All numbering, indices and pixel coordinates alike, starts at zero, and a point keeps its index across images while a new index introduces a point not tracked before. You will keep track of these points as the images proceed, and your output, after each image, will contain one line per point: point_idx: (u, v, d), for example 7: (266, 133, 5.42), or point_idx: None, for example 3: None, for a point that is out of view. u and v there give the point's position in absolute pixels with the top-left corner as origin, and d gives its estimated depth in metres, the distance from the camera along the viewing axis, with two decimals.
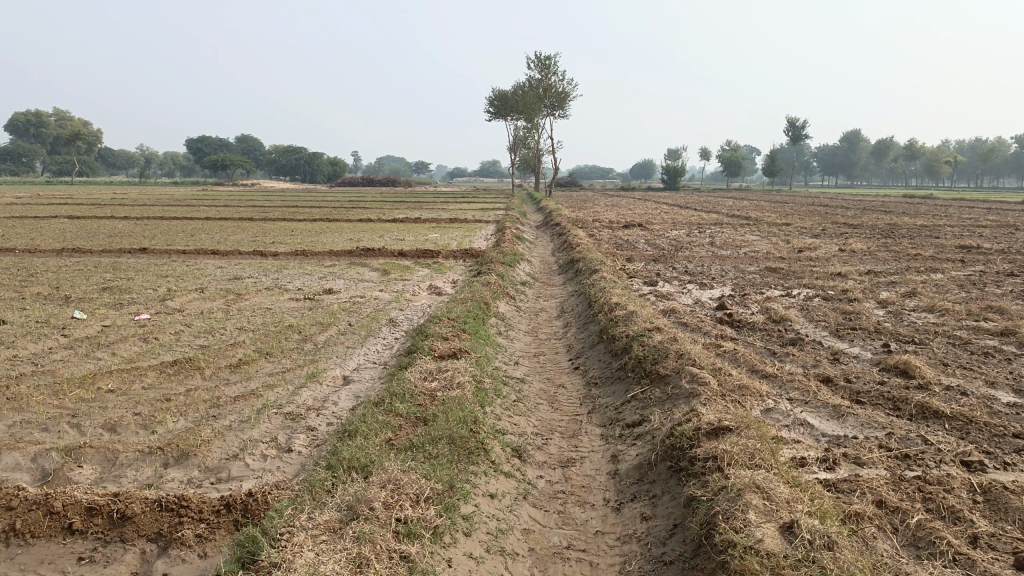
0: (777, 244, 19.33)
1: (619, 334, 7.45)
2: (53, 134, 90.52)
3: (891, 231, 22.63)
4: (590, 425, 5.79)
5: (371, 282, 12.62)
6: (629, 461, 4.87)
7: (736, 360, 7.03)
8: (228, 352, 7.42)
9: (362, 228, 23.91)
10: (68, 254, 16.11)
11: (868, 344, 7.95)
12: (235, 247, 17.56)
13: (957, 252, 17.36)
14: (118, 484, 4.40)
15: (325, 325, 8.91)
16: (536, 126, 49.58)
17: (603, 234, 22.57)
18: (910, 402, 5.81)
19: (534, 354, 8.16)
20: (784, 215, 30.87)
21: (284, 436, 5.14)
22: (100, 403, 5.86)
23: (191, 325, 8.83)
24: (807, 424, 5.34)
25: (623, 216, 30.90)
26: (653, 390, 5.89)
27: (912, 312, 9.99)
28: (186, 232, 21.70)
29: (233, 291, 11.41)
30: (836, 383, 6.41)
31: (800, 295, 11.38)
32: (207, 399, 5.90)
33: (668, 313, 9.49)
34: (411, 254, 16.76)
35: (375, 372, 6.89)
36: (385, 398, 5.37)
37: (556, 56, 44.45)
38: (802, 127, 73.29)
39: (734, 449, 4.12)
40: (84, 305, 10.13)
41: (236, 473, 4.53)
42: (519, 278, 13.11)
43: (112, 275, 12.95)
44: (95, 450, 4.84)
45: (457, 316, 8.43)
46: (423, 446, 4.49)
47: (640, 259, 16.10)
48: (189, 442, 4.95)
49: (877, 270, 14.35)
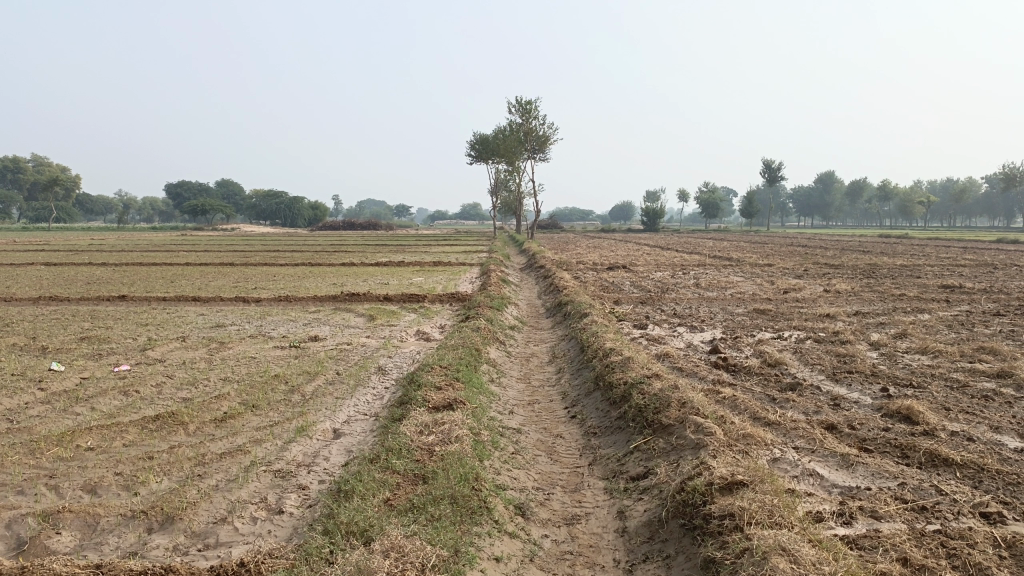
0: (762, 286, 19.38)
1: (617, 381, 7.28)
2: (31, 180, 90.17)
3: (872, 271, 22.78)
4: (593, 478, 5.60)
5: (358, 329, 12.41)
6: (636, 517, 4.67)
7: (738, 407, 6.87)
8: (213, 405, 7.15)
9: (345, 273, 23.71)
10: (45, 303, 15.78)
11: (867, 388, 7.85)
12: (217, 294, 17.28)
13: (940, 291, 17.47)
14: (98, 553, 4.14)
15: (312, 375, 8.67)
16: (518, 170, 49.98)
17: (588, 276, 22.57)
18: (919, 449, 5.68)
19: (528, 402, 7.96)
20: (766, 255, 31.09)
21: (274, 496, 4.90)
22: (80, 462, 5.58)
23: (173, 376, 8.56)
24: (816, 474, 5.19)
25: (606, 258, 30.97)
26: (657, 441, 5.71)
27: (905, 354, 9.93)
28: (166, 278, 21.40)
29: (216, 340, 11.13)
30: (841, 431, 6.27)
31: (792, 337, 11.30)
32: (192, 457, 5.64)
33: (663, 358, 9.35)
34: (397, 298, 16.57)
35: (366, 424, 6.66)
36: (380, 454, 5.14)
37: (536, 101, 45.04)
38: (778, 169, 74.57)
39: (751, 506, 3.95)
40: (61, 356, 9.81)
41: (225, 538, 4.29)
42: (507, 322, 12.95)
43: (91, 325, 12.64)
44: (75, 514, 4.56)
45: (449, 363, 8.24)
46: (425, 506, 4.27)
47: (627, 302, 16.04)
48: (174, 505, 4.69)
49: (865, 311, 14.34)
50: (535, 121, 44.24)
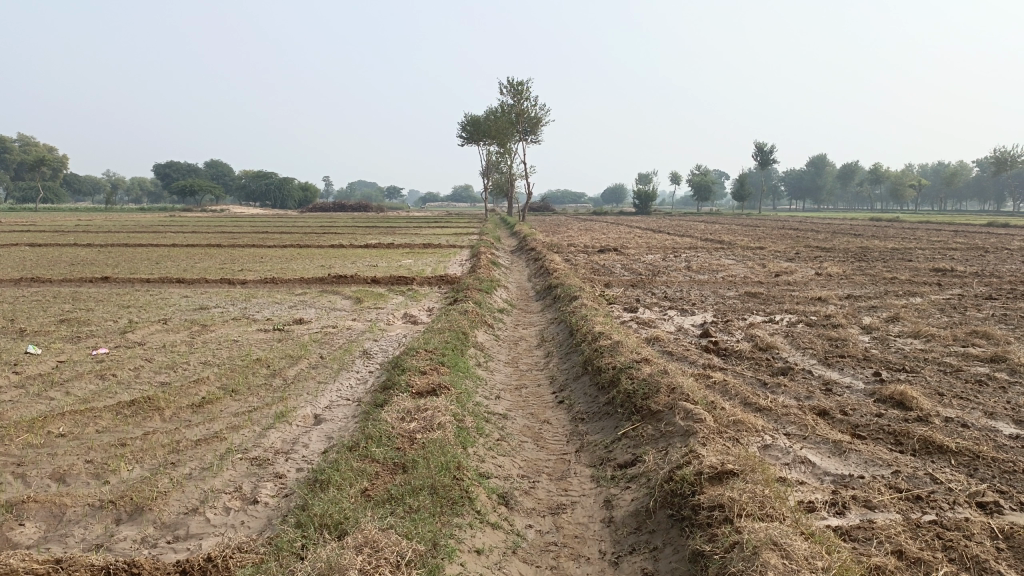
0: (754, 268, 19.25)
1: (605, 366, 7.13)
2: (17, 160, 89.10)
3: (864, 254, 22.68)
4: (579, 465, 5.45)
5: (344, 311, 12.22)
6: (623, 507, 4.53)
7: (728, 392, 6.73)
8: (191, 390, 6.97)
9: (334, 255, 23.46)
10: (27, 284, 15.51)
11: (859, 373, 7.73)
12: (202, 276, 17.00)
13: (932, 275, 17.36)
14: (62, 545, 3.96)
15: (295, 358, 8.48)
16: (509, 151, 49.56)
17: (578, 258, 22.37)
18: (913, 436, 5.55)
19: (516, 387, 7.80)
20: (758, 238, 30.96)
21: (249, 486, 4.74)
22: (50, 449, 5.40)
23: (152, 360, 8.35)
24: (808, 461, 5.07)
25: (597, 241, 30.72)
26: (645, 427, 5.56)
27: (897, 338, 9.81)
28: (152, 259, 21.08)
29: (199, 323, 10.91)
30: (833, 416, 6.14)
31: (783, 321, 11.17)
32: (167, 444, 5.46)
33: (652, 342, 9.21)
34: (385, 281, 16.35)
35: (348, 410, 6.49)
36: (360, 442, 4.97)
37: (528, 81, 44.53)
38: (770, 152, 74.28)
39: (741, 497, 3.80)
40: (39, 339, 9.58)
41: (195, 530, 4.13)
42: (496, 306, 12.77)
43: (72, 307, 12.39)
44: (40, 504, 4.38)
45: (435, 347, 8.06)
46: (403, 498, 4.11)
47: (618, 284, 15.88)
48: (145, 495, 4.51)
49: (857, 294, 14.22)
50: (527, 103, 43.85)
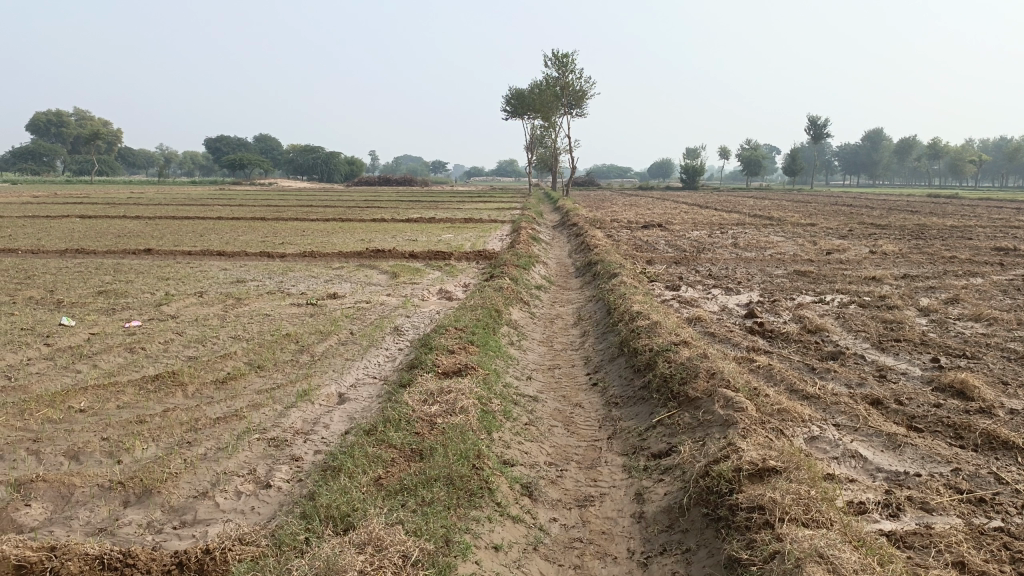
0: (804, 246, 18.56)
1: (642, 348, 6.78)
2: (74, 132, 91.39)
3: (921, 232, 21.74)
4: (611, 453, 5.15)
5: (379, 286, 12.05)
6: (656, 502, 4.21)
7: (773, 377, 6.34)
8: (217, 365, 6.83)
9: (374, 229, 23.35)
10: (72, 255, 15.68)
11: (916, 359, 7.23)
12: (242, 248, 16.99)
13: (994, 254, 16.47)
14: (65, 529, 3.81)
15: (325, 334, 8.31)
16: (554, 125, 48.87)
17: (621, 234, 21.88)
18: (975, 430, 5.12)
19: (549, 368, 7.50)
20: (809, 215, 30.05)
21: (264, 468, 4.55)
22: (69, 425, 5.28)
23: (183, 333, 8.26)
24: (859, 456, 4.68)
25: (642, 216, 30.18)
26: (682, 415, 5.22)
27: (958, 321, 9.23)
28: (196, 232, 21.24)
29: (234, 296, 10.84)
30: (887, 406, 5.72)
31: (834, 301, 10.65)
32: (184, 422, 5.31)
33: (694, 322, 8.82)
34: (423, 255, 16.14)
35: (373, 389, 6.29)
36: (377, 425, 4.74)
37: (574, 52, 43.69)
38: (823, 126, 71.88)
39: (784, 499, 3.46)
40: (75, 311, 9.60)
41: (203, 515, 3.94)
42: (533, 282, 12.44)
43: (112, 278, 12.45)
44: (48, 484, 4.25)
45: (465, 324, 7.80)
46: (417, 488, 3.88)
47: (660, 261, 15.42)
48: (154, 476, 4.34)
49: (913, 273, 13.54)
50: (572, 76, 43.05)
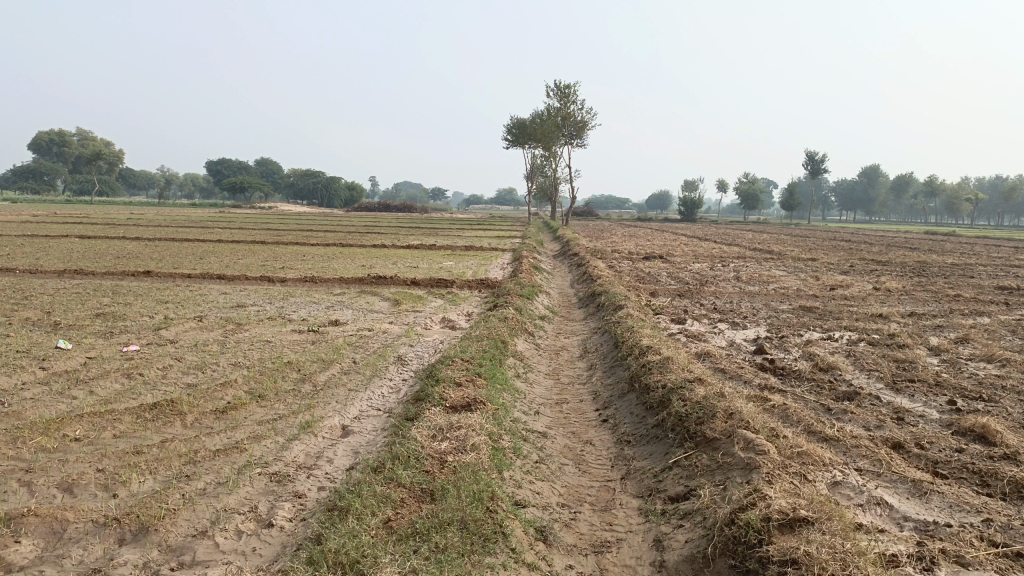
0: (807, 281, 18.47)
1: (654, 385, 6.60)
2: (76, 152, 91.72)
3: (922, 269, 21.68)
4: (625, 495, 4.96)
5: (381, 314, 11.89)
6: (676, 550, 4.03)
7: (789, 418, 6.17)
8: (217, 393, 6.64)
9: (374, 255, 23.21)
10: (70, 276, 15.51)
11: (932, 401, 7.06)
12: (242, 272, 16.84)
13: (998, 293, 16.39)
14: (57, 568, 3.62)
15: (327, 363, 8.13)
16: (554, 155, 49.07)
17: (623, 265, 21.79)
18: (1002, 477, 4.95)
19: (556, 402, 7.32)
20: (808, 249, 30.03)
21: (266, 505, 4.36)
22: (63, 455, 5.09)
23: (182, 359, 8.08)
24: (885, 503, 4.51)
25: (642, 246, 30.12)
26: (700, 457, 5.05)
27: (969, 361, 9.10)
28: (195, 254, 21.08)
29: (234, 321, 10.66)
30: (909, 451, 5.55)
31: (843, 339, 10.51)
32: (183, 454, 5.11)
33: (704, 358, 8.66)
34: (424, 283, 16.01)
35: (378, 422, 6.11)
36: (385, 462, 4.56)
37: (576, 84, 43.99)
38: (821, 161, 72.16)
39: (820, 554, 3.30)
40: (71, 333, 9.41)
41: (202, 556, 3.75)
42: (537, 312, 12.29)
43: (110, 300, 12.27)
44: (40, 520, 4.05)
45: (471, 356, 7.62)
46: (430, 534, 3.71)
47: (664, 293, 15.30)
48: (152, 513, 4.14)
49: (920, 311, 13.41)
50: (574, 107, 43.34)
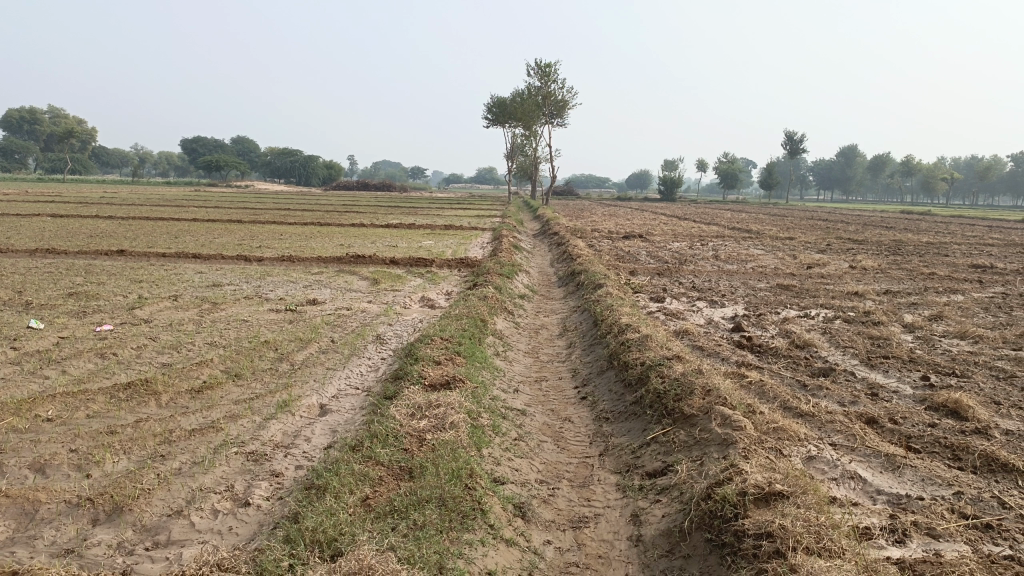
0: (784, 259, 18.59)
1: (633, 362, 6.62)
2: (47, 130, 90.03)
3: (898, 248, 21.90)
4: (603, 471, 4.98)
5: (359, 293, 11.82)
6: (653, 524, 4.05)
7: (766, 394, 6.22)
8: (192, 373, 6.57)
9: (353, 234, 23.03)
10: (42, 255, 15.26)
11: (906, 377, 7.15)
12: (218, 251, 16.65)
13: (971, 271, 16.58)
14: (28, 549, 3.57)
15: (304, 342, 8.06)
16: (534, 134, 48.85)
17: (602, 245, 21.81)
18: (973, 451, 5.02)
19: (535, 380, 7.32)
20: (786, 228, 30.22)
21: (243, 484, 4.32)
22: (34, 435, 5.01)
23: (156, 339, 7.98)
24: (859, 477, 4.56)
25: (622, 226, 30.17)
26: (677, 433, 5.07)
27: (943, 338, 9.21)
28: (171, 234, 20.79)
29: (210, 301, 10.54)
30: (883, 426, 5.61)
31: (819, 316, 10.60)
32: (158, 433, 5.05)
33: (682, 336, 8.70)
34: (404, 261, 15.91)
35: (356, 401, 6.08)
36: (363, 441, 4.54)
37: (556, 62, 43.73)
38: (800, 141, 72.41)
39: (794, 526, 3.33)
40: (44, 313, 9.26)
41: (177, 535, 3.72)
42: (517, 291, 12.27)
43: (83, 280, 12.08)
44: (11, 501, 3.99)
45: (450, 334, 7.60)
46: (408, 511, 3.70)
47: (644, 272, 15.33)
48: (126, 492, 4.10)
49: (895, 289, 13.55)
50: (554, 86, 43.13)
